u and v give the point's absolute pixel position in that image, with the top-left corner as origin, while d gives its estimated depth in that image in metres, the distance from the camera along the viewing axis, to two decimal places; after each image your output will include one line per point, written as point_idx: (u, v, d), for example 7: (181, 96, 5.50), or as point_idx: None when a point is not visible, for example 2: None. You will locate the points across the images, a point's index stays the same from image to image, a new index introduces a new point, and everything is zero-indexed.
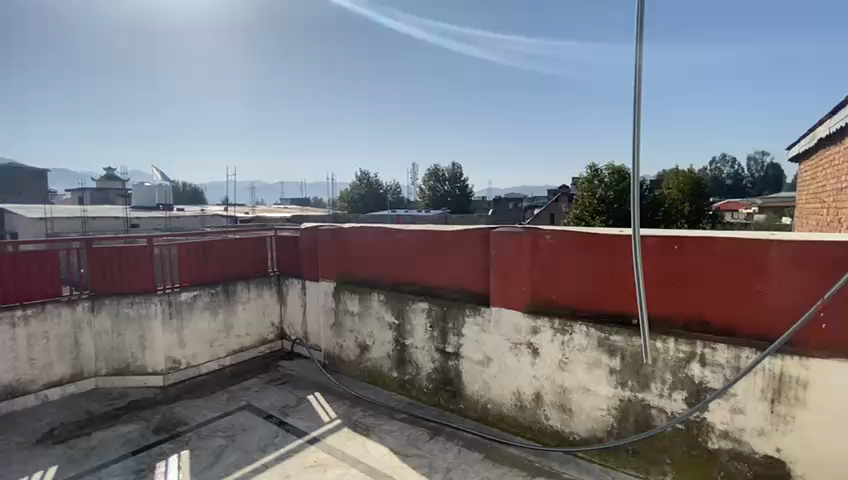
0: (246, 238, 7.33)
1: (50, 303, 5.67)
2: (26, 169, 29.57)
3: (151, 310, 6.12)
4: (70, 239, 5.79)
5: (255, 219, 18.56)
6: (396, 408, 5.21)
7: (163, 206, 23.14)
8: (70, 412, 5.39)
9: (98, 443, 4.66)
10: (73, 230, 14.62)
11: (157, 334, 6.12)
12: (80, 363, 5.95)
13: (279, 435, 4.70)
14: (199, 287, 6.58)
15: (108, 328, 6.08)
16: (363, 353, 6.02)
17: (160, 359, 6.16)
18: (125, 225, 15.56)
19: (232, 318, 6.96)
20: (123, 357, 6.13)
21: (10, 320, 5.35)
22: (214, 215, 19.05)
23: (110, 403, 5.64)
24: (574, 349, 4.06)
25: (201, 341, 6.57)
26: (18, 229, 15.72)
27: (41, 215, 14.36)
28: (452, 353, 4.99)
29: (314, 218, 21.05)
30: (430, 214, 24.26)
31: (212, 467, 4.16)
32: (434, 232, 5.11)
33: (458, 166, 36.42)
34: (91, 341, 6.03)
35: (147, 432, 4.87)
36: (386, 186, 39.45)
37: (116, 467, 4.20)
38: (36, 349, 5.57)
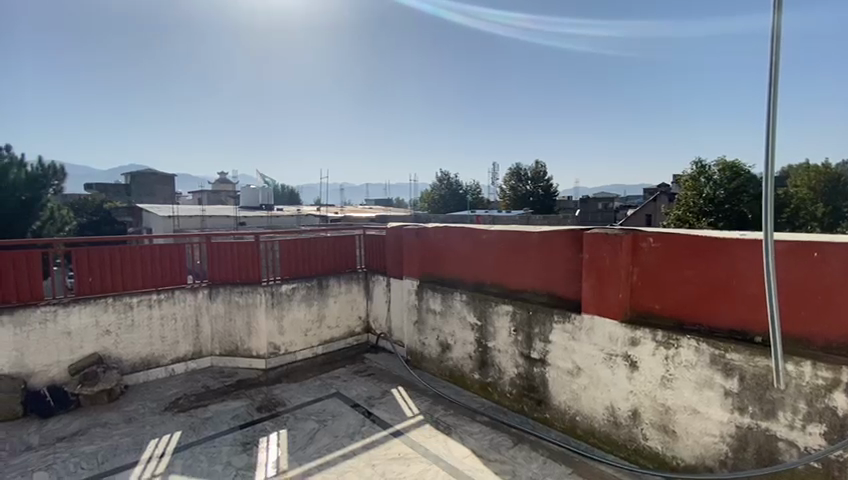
0: (338, 236, 7.80)
1: (178, 290, 6.58)
2: (159, 174, 34.73)
3: (257, 300, 6.77)
4: (194, 235, 6.68)
5: (344, 219, 19.72)
6: (477, 411, 5.14)
7: (266, 207, 25.55)
8: (191, 385, 6.18)
9: (212, 414, 5.28)
10: (195, 226, 16.79)
11: (260, 321, 6.76)
12: (199, 343, 6.80)
13: (365, 425, 4.91)
14: (296, 281, 7.14)
15: (222, 313, 6.85)
16: (444, 352, 6.05)
17: (263, 344, 6.79)
18: (235, 222, 17.45)
19: (323, 310, 7.44)
20: (233, 340, 6.88)
21: (149, 303, 6.31)
22: (308, 215, 20.59)
23: (222, 380, 6.36)
24: (680, 365, 3.65)
25: (297, 330, 7.12)
26: (153, 225, 18.51)
27: (171, 214, 16.75)
28: (538, 359, 4.79)
29: (397, 218, 21.75)
30: (512, 215, 23.63)
31: (306, 447, 4.48)
32: (521, 232, 4.94)
33: (542, 164, 35.02)
34: (208, 324, 6.85)
35: (252, 409, 5.40)
36: (467, 186, 39.33)
37: (227, 438, 4.71)
38: (167, 328, 6.48)
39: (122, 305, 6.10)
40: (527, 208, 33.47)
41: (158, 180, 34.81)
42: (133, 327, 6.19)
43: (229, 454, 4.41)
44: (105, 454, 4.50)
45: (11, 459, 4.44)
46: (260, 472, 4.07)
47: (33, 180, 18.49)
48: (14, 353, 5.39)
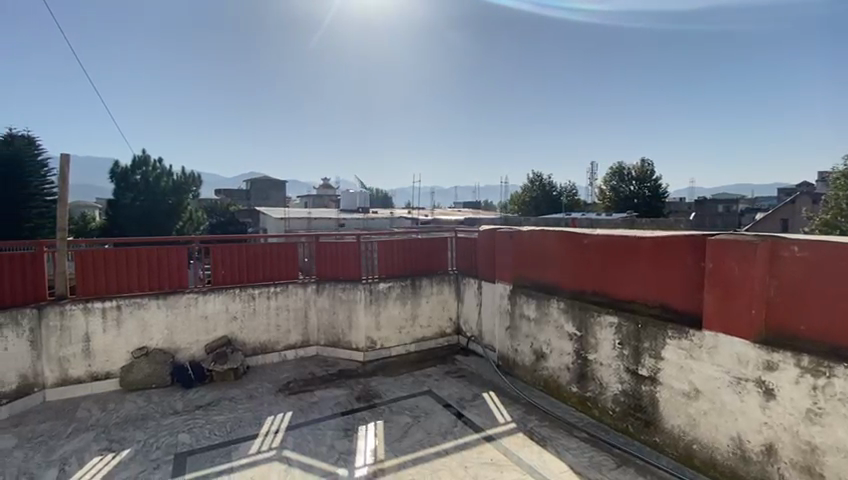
0: (432, 238, 8.00)
1: (291, 284, 7.32)
2: (273, 180, 39.01)
3: (357, 296, 7.24)
4: (304, 235, 7.39)
5: (435, 221, 20.11)
6: (575, 426, 4.88)
7: (363, 209, 27.16)
8: (300, 371, 6.82)
9: (318, 399, 5.77)
10: (302, 227, 18.52)
11: (360, 316, 7.20)
12: (307, 333, 7.48)
13: (458, 425, 4.95)
14: (392, 279, 7.48)
15: (327, 307, 7.44)
16: (539, 360, 5.84)
17: (362, 338, 7.23)
18: (336, 224, 18.84)
19: (417, 310, 7.68)
20: (336, 332, 7.43)
21: (267, 294, 7.13)
22: (401, 217, 21.39)
23: (325, 369, 6.92)
24: (833, 398, 3.07)
25: (392, 327, 7.45)
26: (268, 225, 20.78)
27: (284, 216, 18.66)
28: (647, 377, 4.39)
29: (487, 221, 21.57)
30: (613, 218, 21.94)
31: (401, 440, 4.67)
32: (629, 237, 4.59)
33: (649, 163, 32.00)
34: (315, 316, 7.50)
35: (352, 398, 5.78)
36: (561, 188, 37.49)
37: (330, 423, 5.11)
38: (281, 318, 7.25)
39: (246, 295, 6.97)
40: (630, 210, 30.81)
41: (271, 185, 39.09)
42: (254, 314, 7.04)
43: (332, 438, 4.78)
44: (232, 425, 5.18)
45: (163, 420, 5.33)
46: (359, 459, 4.34)
47: (180, 186, 22.06)
48: (166, 331, 6.47)
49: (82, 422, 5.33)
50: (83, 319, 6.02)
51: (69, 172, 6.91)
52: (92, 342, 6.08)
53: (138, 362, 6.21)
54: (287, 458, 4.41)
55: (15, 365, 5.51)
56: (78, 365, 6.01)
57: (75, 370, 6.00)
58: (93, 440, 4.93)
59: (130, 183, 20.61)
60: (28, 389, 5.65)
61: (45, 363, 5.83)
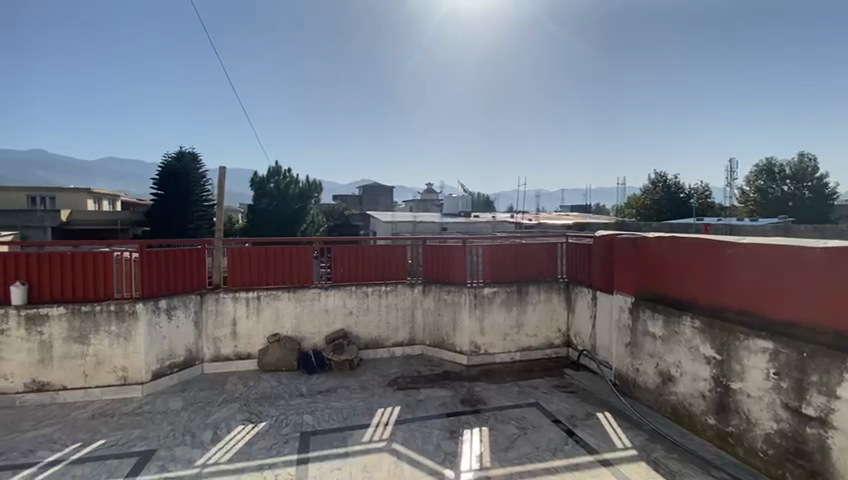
0: (540, 244, 7.71)
1: (400, 285, 7.70)
2: (381, 186, 41.54)
3: (462, 299, 7.26)
4: (413, 238, 7.71)
5: (541, 225, 19.34)
6: (712, 464, 4.24)
7: (466, 213, 27.38)
8: (407, 368, 7.10)
9: (424, 398, 5.94)
10: (407, 231, 19.37)
11: (464, 320, 7.22)
12: (414, 332, 7.77)
13: (569, 444, 4.65)
14: (498, 285, 7.36)
15: (433, 308, 7.64)
16: (666, 384, 5.21)
17: (466, 342, 7.22)
18: (439, 227, 19.28)
19: (523, 317, 7.45)
20: (440, 334, 7.57)
21: (378, 293, 7.58)
22: (504, 221, 21.00)
23: (431, 368, 7.09)
24: None
25: (497, 333, 7.33)
26: (377, 229, 22.09)
27: (391, 220, 19.72)
28: (814, 418, 3.62)
29: (600, 226, 20.07)
30: (759, 223, 18.69)
31: (508, 450, 4.55)
32: (792, 247, 3.85)
33: (809, 158, 26.59)
34: (421, 317, 7.76)
35: (456, 401, 5.83)
36: (689, 189, 33.16)
37: (436, 422, 5.21)
38: (390, 316, 7.65)
39: (360, 293, 7.51)
40: (782, 215, 25.92)
41: (380, 191, 41.66)
42: (367, 311, 7.54)
43: (438, 437, 4.86)
44: (347, 412, 5.59)
45: (291, 400, 6.00)
46: (465, 462, 4.35)
47: (305, 193, 24.70)
48: (294, 321, 7.27)
49: (229, 394, 6.25)
50: (231, 306, 7.07)
51: (225, 182, 8.22)
52: (237, 326, 7.10)
53: (271, 346, 7.07)
54: (396, 451, 4.62)
55: (183, 340, 6.70)
56: (227, 345, 7.08)
57: (225, 349, 7.08)
58: (237, 410, 5.75)
59: (266, 191, 23.81)
60: (191, 361, 6.83)
61: (204, 341, 6.98)
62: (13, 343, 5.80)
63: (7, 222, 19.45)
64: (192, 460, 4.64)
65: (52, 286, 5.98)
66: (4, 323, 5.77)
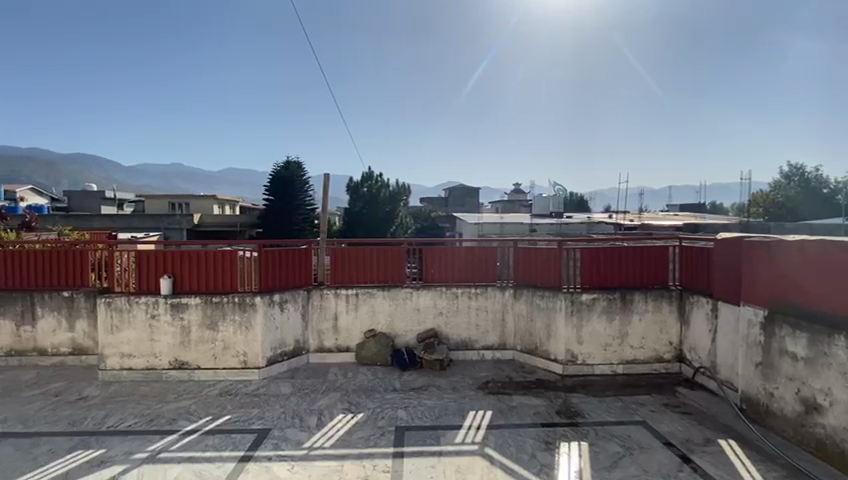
0: (646, 247, 7.06)
1: (490, 287, 7.63)
2: (468, 187, 41.59)
3: (557, 305, 6.92)
4: (506, 239, 7.59)
5: (643, 226, 17.76)
6: None
7: (556, 214, 26.20)
8: (498, 373, 7.00)
9: (517, 405, 5.79)
10: (495, 232, 19.14)
11: (559, 326, 6.88)
12: (505, 336, 7.63)
13: (684, 471, 4.18)
14: (597, 291, 6.90)
15: (525, 313, 7.42)
16: (810, 414, 4.41)
17: (562, 350, 6.87)
18: (528, 229, 18.72)
19: (627, 327, 6.89)
20: (533, 340, 7.31)
21: (469, 294, 7.59)
22: (600, 222, 19.67)
23: (523, 375, 6.90)
24: None
25: (596, 342, 6.87)
26: (464, 230, 22.14)
27: (478, 222, 19.66)
28: None
29: (716, 228, 17.79)
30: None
31: (612, 470, 4.24)
32: None
33: None
34: (513, 321, 7.59)
35: (552, 411, 5.58)
36: (835, 182, 27.88)
37: (531, 431, 5.05)
38: (481, 319, 7.61)
39: (451, 294, 7.59)
40: None
41: (467, 192, 41.75)
42: (458, 312, 7.59)
43: (533, 447, 4.70)
44: (439, 411, 5.67)
45: (386, 394, 6.27)
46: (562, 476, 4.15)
47: (395, 196, 25.73)
48: (388, 319, 7.59)
49: (330, 383, 6.74)
50: (332, 302, 7.61)
51: (328, 188, 8.89)
52: (337, 321, 7.62)
53: (367, 341, 7.47)
54: (489, 456, 4.57)
55: (292, 331, 7.38)
56: (329, 338, 7.64)
57: (327, 341, 7.65)
58: (338, 400, 6.17)
59: (360, 194, 25.32)
60: (298, 351, 7.49)
61: (309, 333, 7.62)
62: (162, 326, 6.90)
63: (155, 224, 23.25)
64: (301, 441, 5.09)
65: (191, 279, 7.03)
66: (156, 309, 6.89)
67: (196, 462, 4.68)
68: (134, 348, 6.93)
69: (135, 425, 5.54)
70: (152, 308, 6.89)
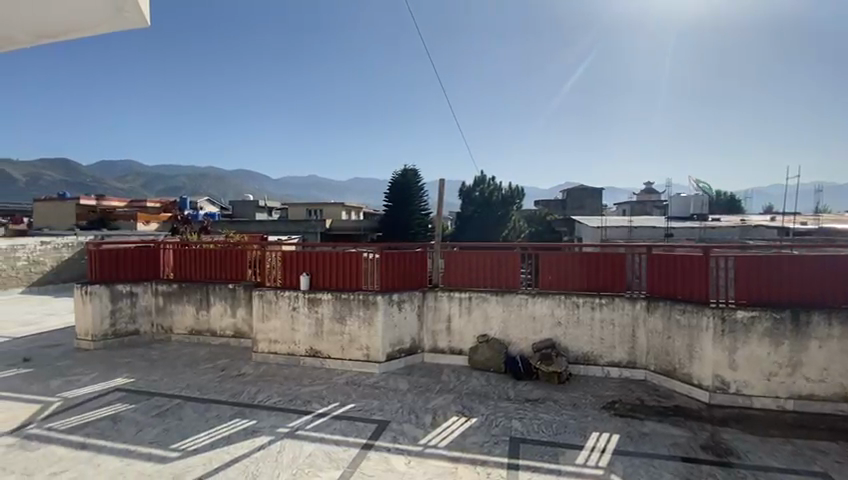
0: (832, 257, 5.65)
1: (618, 298, 6.92)
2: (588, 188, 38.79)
3: (703, 322, 5.95)
4: (637, 246, 6.86)
5: (823, 231, 14.33)
6: None
7: (699, 216, 22.74)
8: (626, 393, 6.31)
9: (650, 432, 5.14)
10: (621, 237, 17.43)
11: (706, 347, 5.91)
12: (635, 353, 6.86)
13: None
14: (758, 308, 5.76)
15: (660, 329, 6.56)
16: None
17: (708, 374, 5.90)
18: (662, 233, 16.61)
19: (801, 355, 5.62)
20: (671, 360, 6.41)
21: (592, 304, 7.01)
22: (759, 225, 16.45)
23: (657, 399, 6.10)
24: None
25: (756, 370, 5.73)
26: (584, 234, 20.59)
27: (601, 226, 18.17)
28: None
29: None
30: None
31: None
32: None
33: None
34: (645, 337, 6.78)
35: (695, 445, 4.81)
36: None
37: (667, 464, 4.43)
38: (606, 332, 6.96)
39: (571, 303, 7.10)
40: None
41: (588, 194, 38.85)
42: (578, 323, 7.07)
43: None
44: (558, 427, 5.33)
45: (500, 402, 6.13)
46: None
47: (509, 199, 25.20)
48: (503, 325, 7.42)
49: (444, 384, 6.85)
50: (446, 304, 7.74)
51: (443, 193, 9.14)
52: (451, 323, 7.72)
53: (481, 346, 7.40)
54: None
55: (409, 330, 7.71)
56: (443, 340, 7.78)
57: (441, 343, 7.80)
58: (452, 402, 6.22)
59: (472, 199, 25.44)
60: (414, 349, 7.79)
61: (425, 333, 7.87)
62: (300, 317, 7.82)
63: (295, 228, 26.61)
64: (417, 438, 5.26)
65: (324, 277, 7.85)
66: (296, 302, 7.84)
67: (325, 443, 5.17)
68: (279, 335, 7.99)
69: (278, 402, 6.37)
70: (293, 301, 7.86)
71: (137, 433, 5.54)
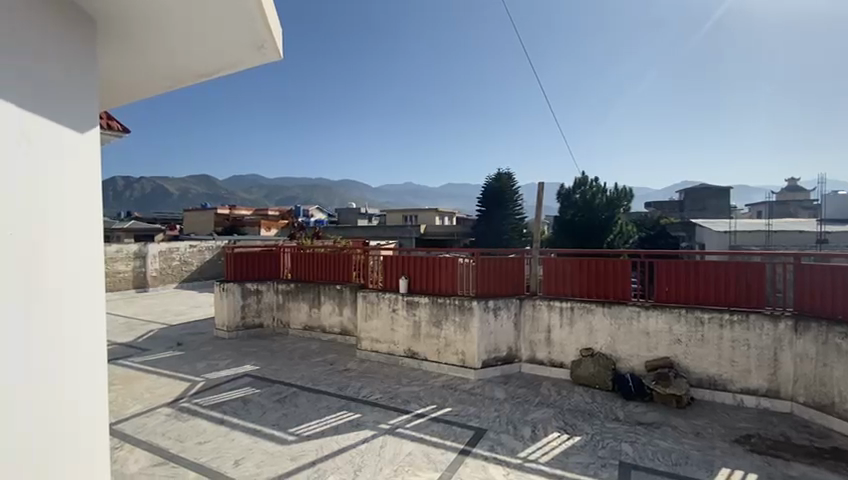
0: None
1: (753, 315, 5.97)
2: (712, 187, 34.26)
3: None
4: (782, 254, 5.88)
5: None
6: None
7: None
8: (766, 427, 5.39)
9: (800, 476, 4.31)
10: (757, 243, 15.11)
11: None
12: (777, 380, 5.84)
13: None
14: None
15: (812, 354, 5.50)
16: None
17: None
18: (813, 239, 13.99)
19: None
20: (828, 393, 5.32)
21: (720, 321, 6.14)
22: None
23: (809, 438, 5.10)
24: None
25: None
26: (707, 239, 18.23)
27: (729, 230, 15.97)
28: None
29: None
30: None
31: None
32: None
33: None
34: (791, 362, 5.74)
35: None
36: None
37: None
38: (738, 353, 6.04)
39: (693, 319, 6.30)
40: None
41: (712, 194, 34.23)
42: (702, 342, 6.25)
43: None
44: (677, 457, 4.75)
45: (607, 422, 5.67)
46: None
47: (614, 202, 23.41)
48: (610, 338, 6.87)
49: (544, 397, 6.55)
50: (546, 313, 7.41)
51: (543, 197, 8.82)
52: (551, 334, 7.37)
53: (585, 360, 6.93)
54: None
55: (506, 338, 7.55)
56: (542, 350, 7.46)
57: (540, 353, 7.49)
58: (553, 416, 5.93)
59: (572, 201, 24.03)
60: (511, 358, 7.61)
61: (522, 342, 7.63)
62: (399, 319, 8.15)
63: (394, 233, 27.93)
64: (515, 449, 5.12)
65: (422, 281, 8.11)
66: (395, 304, 8.20)
67: (423, 443, 5.30)
68: (380, 335, 8.42)
69: (380, 399, 6.71)
70: (393, 303, 8.22)
71: (262, 415, 6.28)
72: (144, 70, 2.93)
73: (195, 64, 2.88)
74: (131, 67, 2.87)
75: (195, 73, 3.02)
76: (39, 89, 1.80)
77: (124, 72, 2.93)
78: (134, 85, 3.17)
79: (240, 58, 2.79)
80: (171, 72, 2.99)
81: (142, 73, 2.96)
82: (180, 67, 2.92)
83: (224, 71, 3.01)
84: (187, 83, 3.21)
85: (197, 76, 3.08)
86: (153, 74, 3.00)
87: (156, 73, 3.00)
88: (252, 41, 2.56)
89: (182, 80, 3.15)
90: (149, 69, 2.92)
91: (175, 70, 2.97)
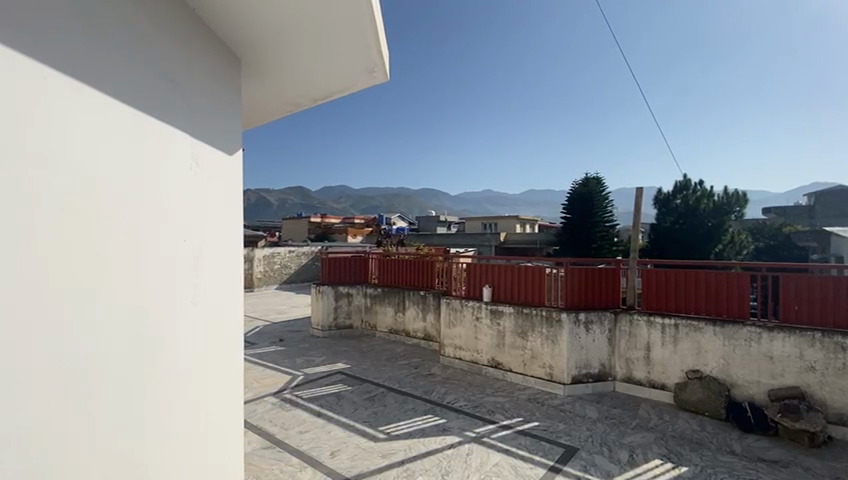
0: None
1: None
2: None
3: None
4: None
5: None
6: None
7: None
8: None
9: None
10: None
11: None
12: None
13: None
14: None
15: None
16: None
17: None
18: None
19: None
20: None
21: None
22: None
23: None
24: None
25: None
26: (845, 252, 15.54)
27: None
28: None
29: None
30: None
31: None
32: None
33: None
34: None
35: None
36: None
37: None
38: None
39: (832, 344, 5.42)
40: None
41: None
42: (844, 372, 5.34)
43: None
44: None
45: (720, 455, 5.08)
46: None
47: (721, 208, 20.91)
48: (722, 361, 6.15)
49: (643, 421, 6.06)
50: (645, 330, 6.87)
51: (640, 202, 8.20)
52: (650, 352, 6.81)
53: (692, 383, 6.27)
54: None
55: (598, 353, 7.13)
56: (640, 370, 6.92)
57: (638, 373, 6.94)
58: (654, 442, 5.46)
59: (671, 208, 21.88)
60: (604, 376, 7.16)
61: (616, 359, 7.16)
62: (483, 327, 8.13)
63: (473, 240, 27.89)
64: (610, 473, 4.81)
65: (508, 290, 8.02)
66: (479, 313, 8.21)
67: (511, 456, 5.22)
68: (463, 342, 8.46)
69: (464, 407, 6.75)
70: (477, 311, 8.24)
71: (354, 412, 6.68)
72: (272, 97, 3.36)
73: (314, 90, 3.25)
74: (262, 96, 3.31)
75: (312, 97, 3.40)
76: (203, 127, 2.18)
77: (255, 100, 3.38)
78: (263, 110, 3.64)
79: (352, 81, 3.06)
80: (293, 98, 3.39)
81: (269, 100, 3.40)
82: (299, 92, 3.29)
83: (336, 94, 3.33)
84: (305, 106, 3.61)
85: (313, 99, 3.46)
86: (279, 100, 3.43)
87: (281, 100, 3.42)
88: (365, 67, 2.81)
89: (301, 104, 3.55)
90: (275, 97, 3.34)
91: (296, 96, 3.37)
